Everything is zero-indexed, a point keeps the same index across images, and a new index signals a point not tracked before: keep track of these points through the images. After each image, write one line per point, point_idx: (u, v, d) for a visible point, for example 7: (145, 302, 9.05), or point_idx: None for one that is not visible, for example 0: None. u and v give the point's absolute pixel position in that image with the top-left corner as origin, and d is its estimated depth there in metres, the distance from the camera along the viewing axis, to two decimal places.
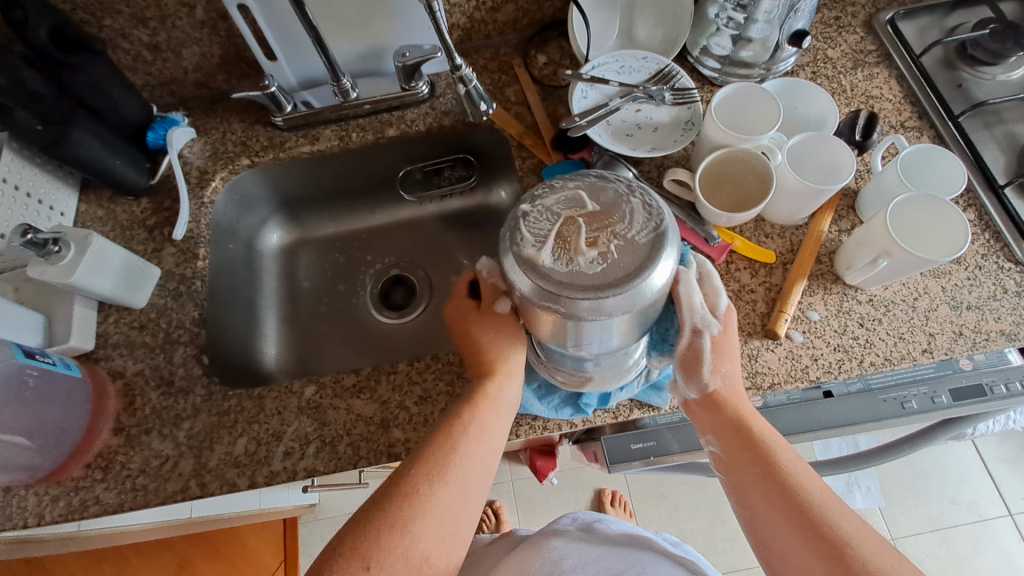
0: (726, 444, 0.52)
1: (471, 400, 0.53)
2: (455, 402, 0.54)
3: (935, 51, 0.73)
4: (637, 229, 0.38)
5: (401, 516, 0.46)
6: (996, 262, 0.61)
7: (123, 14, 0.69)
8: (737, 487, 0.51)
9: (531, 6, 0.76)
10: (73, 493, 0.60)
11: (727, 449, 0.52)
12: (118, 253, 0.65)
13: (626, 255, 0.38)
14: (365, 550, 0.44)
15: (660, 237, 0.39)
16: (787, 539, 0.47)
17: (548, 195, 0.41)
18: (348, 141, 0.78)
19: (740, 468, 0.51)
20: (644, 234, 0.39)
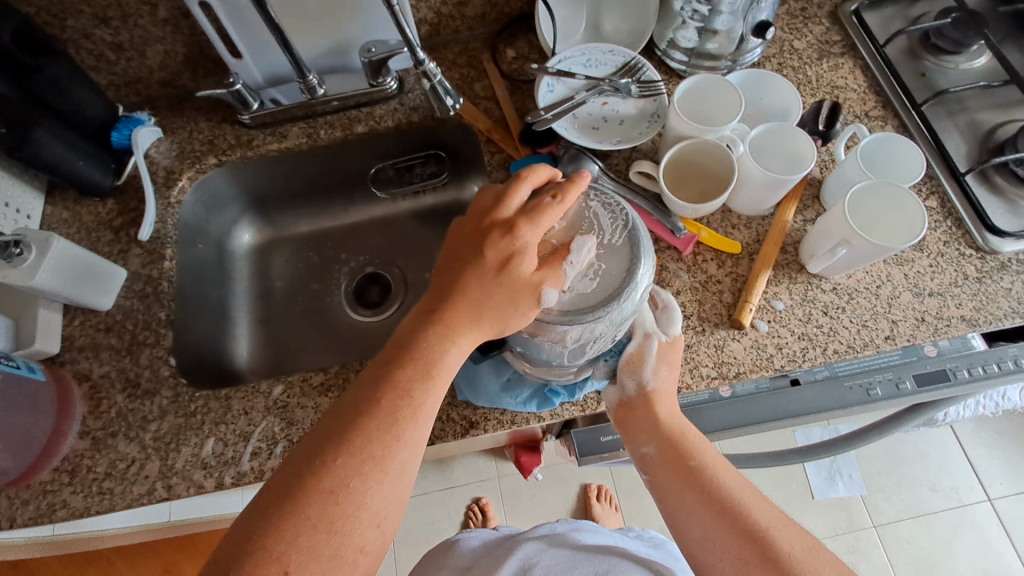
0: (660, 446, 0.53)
1: (418, 363, 0.45)
2: (393, 362, 0.45)
3: (899, 41, 0.73)
4: (612, 237, 0.51)
5: (327, 511, 0.40)
6: (957, 249, 0.62)
7: (83, 13, 0.68)
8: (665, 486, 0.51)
9: (499, 0, 0.75)
10: (40, 497, 0.59)
11: (660, 450, 0.52)
12: (81, 254, 0.64)
13: (613, 261, 0.50)
14: (283, 553, 0.39)
15: (633, 233, 0.51)
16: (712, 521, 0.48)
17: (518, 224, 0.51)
18: (317, 138, 0.77)
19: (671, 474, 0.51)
20: (618, 235, 0.51)
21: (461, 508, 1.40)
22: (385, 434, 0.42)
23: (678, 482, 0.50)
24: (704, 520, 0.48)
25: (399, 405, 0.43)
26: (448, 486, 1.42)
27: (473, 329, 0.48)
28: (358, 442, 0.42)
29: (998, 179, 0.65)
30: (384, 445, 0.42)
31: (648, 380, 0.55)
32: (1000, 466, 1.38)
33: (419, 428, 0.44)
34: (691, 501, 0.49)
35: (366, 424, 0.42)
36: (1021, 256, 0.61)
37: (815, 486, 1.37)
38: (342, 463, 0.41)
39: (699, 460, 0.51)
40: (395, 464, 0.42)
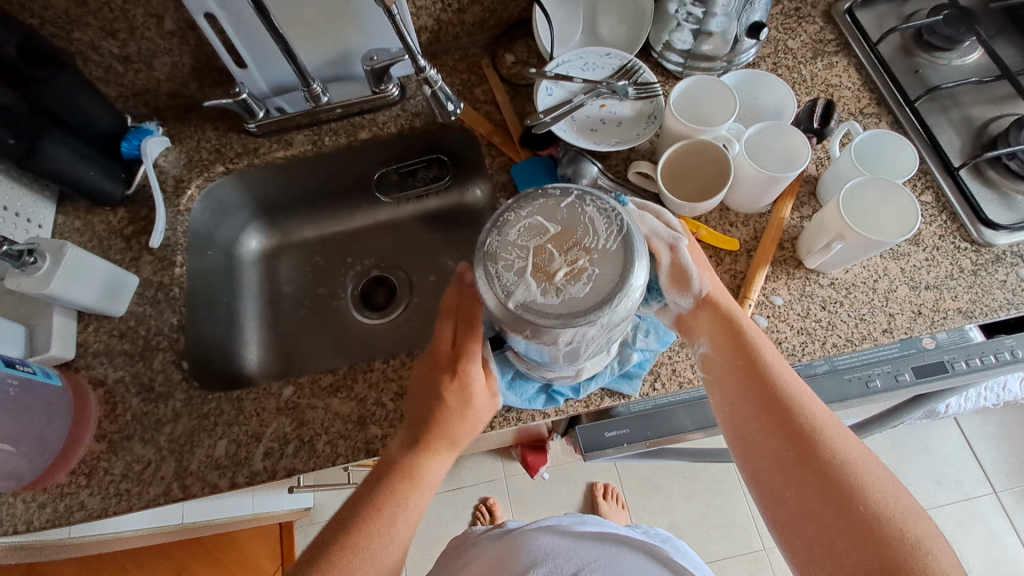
0: (718, 343, 0.55)
1: (414, 452, 0.55)
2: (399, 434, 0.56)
3: (893, 38, 0.74)
4: (601, 238, 0.46)
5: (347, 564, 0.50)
6: (953, 242, 0.63)
7: (91, 26, 0.70)
8: (722, 378, 0.55)
9: (497, 6, 0.77)
10: (58, 500, 0.61)
11: (717, 347, 0.55)
12: (95, 263, 0.65)
13: (606, 265, 0.44)
14: None
15: (628, 237, 0.45)
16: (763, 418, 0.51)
17: (509, 229, 0.46)
18: (321, 145, 0.79)
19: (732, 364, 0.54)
20: (612, 239, 0.45)
21: (469, 508, 1.42)
22: (381, 525, 0.52)
23: (739, 377, 0.53)
24: (760, 414, 0.51)
25: (394, 506, 0.53)
26: (456, 486, 1.43)
27: (449, 448, 0.56)
28: (361, 534, 0.51)
29: (992, 173, 0.66)
30: (380, 542, 0.51)
31: (700, 288, 0.55)
32: (1006, 459, 1.39)
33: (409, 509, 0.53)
34: (747, 397, 0.52)
35: (365, 528, 0.51)
36: (1015, 248, 0.62)
37: None
38: (349, 555, 0.50)
39: (762, 356, 0.53)
40: (390, 546, 0.51)
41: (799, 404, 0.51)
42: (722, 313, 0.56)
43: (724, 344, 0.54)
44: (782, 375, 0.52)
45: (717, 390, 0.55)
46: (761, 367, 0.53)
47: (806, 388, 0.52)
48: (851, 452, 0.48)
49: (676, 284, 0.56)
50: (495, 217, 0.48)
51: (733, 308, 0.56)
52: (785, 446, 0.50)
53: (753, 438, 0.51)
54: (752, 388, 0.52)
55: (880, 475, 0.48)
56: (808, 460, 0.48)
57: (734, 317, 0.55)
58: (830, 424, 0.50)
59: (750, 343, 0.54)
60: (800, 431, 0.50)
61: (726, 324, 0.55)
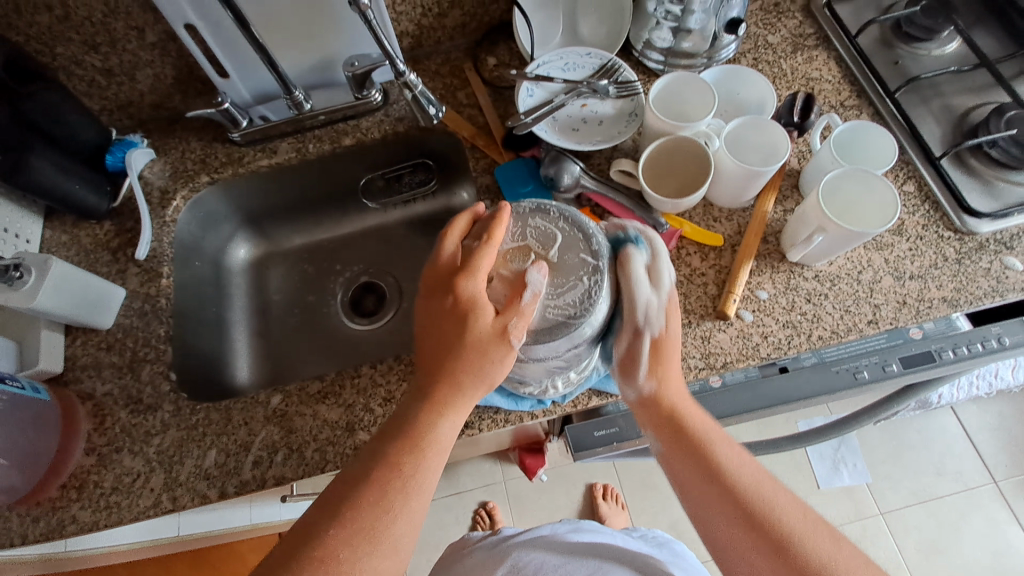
0: (670, 444, 0.53)
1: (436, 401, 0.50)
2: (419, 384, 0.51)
3: (871, 31, 0.75)
4: (558, 307, 0.49)
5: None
6: (936, 231, 0.63)
7: (73, 41, 0.70)
8: (682, 485, 0.52)
9: (477, 10, 0.77)
10: (49, 514, 0.61)
11: (670, 449, 0.53)
12: (81, 276, 0.65)
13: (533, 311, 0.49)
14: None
15: (569, 325, 0.49)
16: (728, 528, 0.48)
17: (536, 216, 0.53)
18: (305, 152, 0.79)
19: (687, 471, 0.51)
20: (556, 313, 0.49)
21: (468, 513, 1.41)
22: (378, 505, 0.46)
23: (697, 481, 0.50)
24: (726, 519, 0.48)
25: (391, 477, 0.47)
26: (454, 491, 1.43)
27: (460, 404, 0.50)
28: (352, 516, 0.45)
29: (974, 162, 0.66)
30: (378, 512, 0.46)
31: (644, 384, 0.54)
32: (1005, 448, 1.38)
33: (411, 498, 0.47)
34: (708, 498, 0.49)
35: (358, 499, 0.46)
36: (999, 236, 0.62)
37: (820, 476, 1.37)
38: (335, 533, 0.45)
39: (713, 453, 0.51)
40: (391, 534, 0.46)
41: (758, 497, 0.48)
42: (670, 408, 0.53)
43: (675, 444, 0.52)
44: (736, 467, 0.50)
45: (678, 491, 0.52)
46: (721, 470, 0.50)
47: (764, 482, 0.49)
48: (819, 544, 0.46)
49: (626, 377, 0.55)
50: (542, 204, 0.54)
51: (679, 402, 0.54)
52: (755, 551, 0.46)
53: (721, 540, 0.48)
54: (712, 484, 0.49)
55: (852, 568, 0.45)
56: (779, 560, 0.46)
57: (682, 413, 0.53)
58: (796, 521, 0.47)
59: (700, 441, 0.52)
60: (764, 524, 0.47)
61: (675, 421, 0.53)
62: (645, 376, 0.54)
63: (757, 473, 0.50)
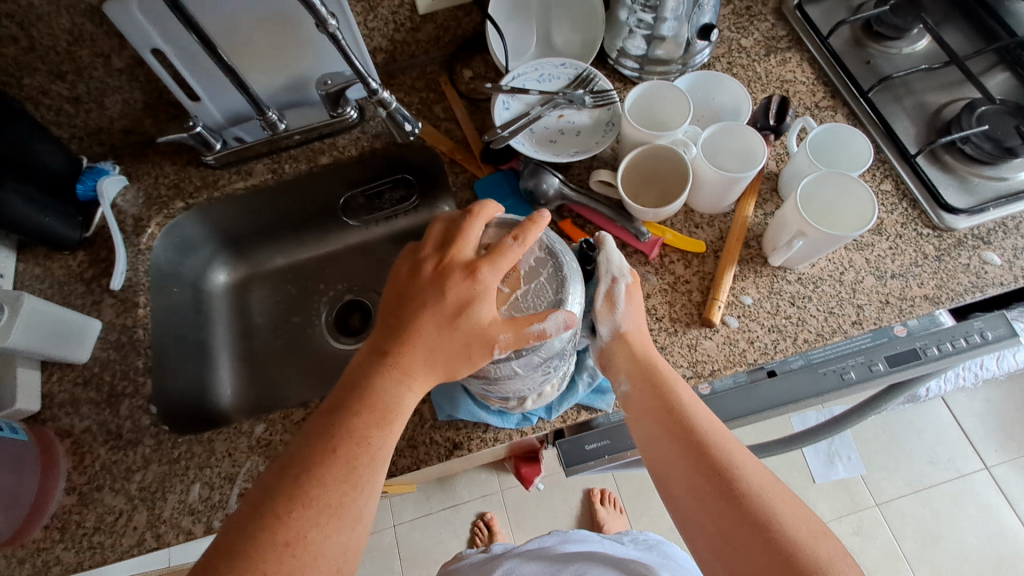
0: (634, 380, 0.53)
1: (397, 372, 0.47)
2: (373, 361, 0.47)
3: (843, 31, 0.75)
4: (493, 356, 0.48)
5: (285, 565, 0.40)
6: (915, 229, 0.63)
7: (37, 71, 0.69)
8: (637, 421, 0.52)
9: (450, 23, 0.76)
10: (33, 556, 0.59)
11: (634, 384, 0.53)
12: (53, 311, 0.63)
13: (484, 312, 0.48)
14: None
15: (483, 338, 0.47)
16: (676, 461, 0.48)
17: (549, 286, 0.49)
18: (282, 173, 0.78)
19: (647, 404, 0.51)
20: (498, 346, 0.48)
21: (467, 525, 1.40)
22: (343, 482, 0.43)
23: (652, 415, 0.51)
24: (673, 447, 0.48)
25: (356, 452, 0.44)
26: (452, 503, 1.41)
27: (424, 375, 0.47)
28: (312, 496, 0.42)
29: (949, 158, 0.66)
30: (342, 493, 0.43)
31: (619, 322, 0.55)
32: (994, 433, 1.40)
33: (376, 472, 0.45)
34: (661, 429, 0.50)
35: (320, 473, 0.43)
36: (976, 231, 0.63)
37: (816, 471, 1.37)
38: (297, 515, 0.42)
39: (672, 391, 0.51)
40: (354, 510, 0.43)
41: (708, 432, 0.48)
42: (635, 346, 0.54)
43: (638, 379, 0.52)
44: (694, 409, 0.50)
45: (635, 428, 0.52)
46: (678, 408, 0.50)
47: (714, 421, 0.50)
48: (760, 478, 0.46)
49: (600, 312, 0.55)
50: (566, 271, 0.50)
51: (647, 345, 0.55)
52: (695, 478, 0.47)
53: (669, 472, 0.48)
54: (663, 415, 0.50)
55: (771, 483, 0.46)
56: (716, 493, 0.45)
57: (648, 355, 0.54)
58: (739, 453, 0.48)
59: (660, 377, 0.52)
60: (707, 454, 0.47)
61: (641, 361, 0.53)
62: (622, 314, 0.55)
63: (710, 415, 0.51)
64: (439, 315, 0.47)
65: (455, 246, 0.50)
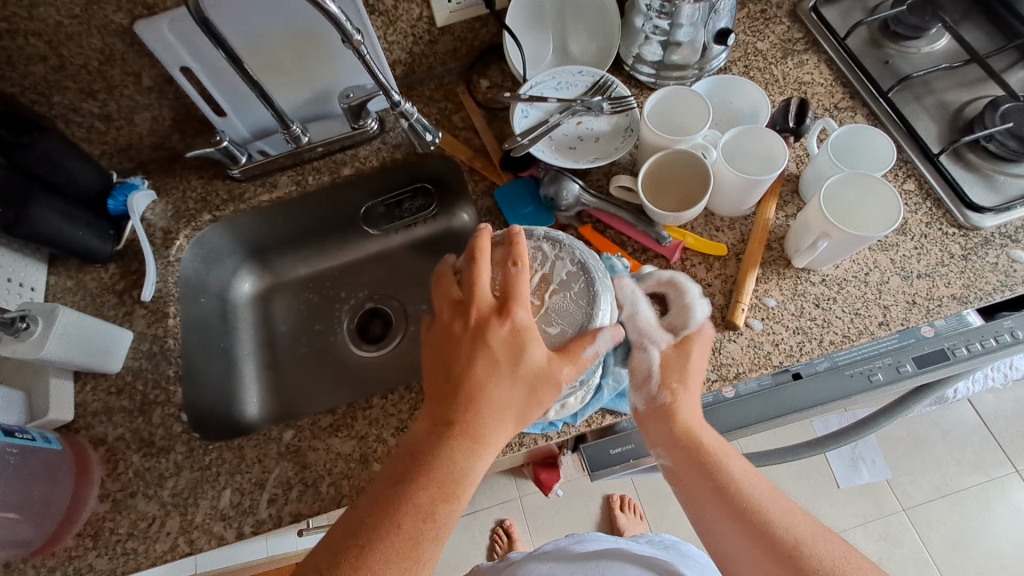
0: (677, 457, 0.54)
1: (457, 442, 0.47)
2: (432, 430, 0.48)
3: (860, 32, 0.75)
4: None
5: None
6: (940, 228, 0.63)
7: (70, 89, 0.71)
8: (680, 477, 0.54)
9: (467, 35, 0.78)
10: (66, 564, 0.60)
11: (678, 461, 0.54)
12: (87, 322, 0.65)
13: None
14: None
15: None
16: (715, 508, 0.50)
17: (581, 301, 0.53)
18: (306, 185, 0.80)
19: (687, 474, 0.53)
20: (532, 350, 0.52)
21: (486, 531, 1.39)
22: (408, 556, 0.44)
23: (698, 485, 0.52)
24: (733, 526, 0.49)
25: (421, 528, 0.45)
26: (471, 510, 1.41)
27: (491, 443, 0.48)
28: (376, 569, 0.43)
29: (972, 156, 0.66)
30: (404, 567, 0.44)
31: (655, 394, 0.56)
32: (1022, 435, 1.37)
33: (439, 546, 0.45)
34: (716, 511, 0.50)
35: (384, 547, 0.44)
36: (1003, 229, 0.62)
37: (840, 475, 1.35)
38: None
39: (714, 454, 0.53)
40: None
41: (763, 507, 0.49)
42: (680, 424, 0.55)
43: (682, 457, 0.53)
44: (737, 474, 0.51)
45: (682, 490, 0.54)
46: (714, 466, 0.52)
47: (769, 491, 0.50)
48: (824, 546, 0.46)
49: (636, 384, 0.58)
50: (598, 288, 0.53)
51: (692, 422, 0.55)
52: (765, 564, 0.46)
53: (732, 558, 0.49)
54: (707, 472, 0.52)
55: (801, 519, 0.48)
56: (750, 532, 0.48)
57: (689, 429, 0.54)
58: (797, 522, 0.48)
59: (702, 448, 0.53)
60: (768, 529, 0.47)
61: (683, 436, 0.54)
62: (660, 388, 0.56)
63: (741, 462, 0.53)
64: (493, 370, 0.48)
65: (476, 294, 0.51)
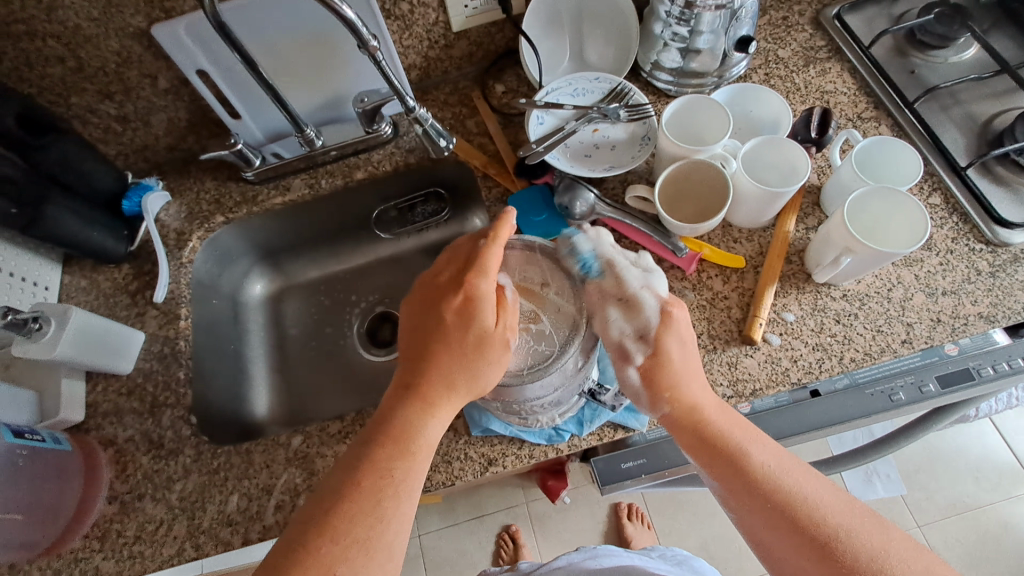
0: (705, 456, 0.48)
1: (421, 407, 0.47)
2: (395, 394, 0.48)
3: (885, 40, 0.73)
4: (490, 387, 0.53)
5: None
6: (967, 244, 0.61)
7: (87, 90, 0.71)
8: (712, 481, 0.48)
9: (483, 39, 0.77)
10: (72, 566, 0.61)
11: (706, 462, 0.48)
12: (100, 322, 0.65)
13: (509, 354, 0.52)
14: None
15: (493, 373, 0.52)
16: (758, 518, 0.45)
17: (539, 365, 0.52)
18: (319, 188, 0.80)
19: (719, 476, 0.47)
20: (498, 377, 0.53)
21: (492, 536, 1.38)
22: (370, 516, 0.43)
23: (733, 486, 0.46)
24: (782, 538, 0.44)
25: (382, 484, 0.44)
26: (477, 514, 1.40)
27: (450, 401, 0.48)
28: (340, 532, 0.42)
29: (1001, 170, 0.64)
30: (368, 526, 0.42)
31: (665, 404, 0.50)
32: None
33: (405, 505, 0.44)
34: (762, 522, 0.45)
35: (347, 509, 0.42)
36: None
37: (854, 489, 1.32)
38: (324, 552, 0.41)
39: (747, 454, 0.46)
40: (382, 545, 0.42)
41: (781, 480, 0.45)
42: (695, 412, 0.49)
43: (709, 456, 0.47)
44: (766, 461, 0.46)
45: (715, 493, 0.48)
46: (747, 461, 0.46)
47: (804, 475, 0.45)
48: (852, 523, 0.43)
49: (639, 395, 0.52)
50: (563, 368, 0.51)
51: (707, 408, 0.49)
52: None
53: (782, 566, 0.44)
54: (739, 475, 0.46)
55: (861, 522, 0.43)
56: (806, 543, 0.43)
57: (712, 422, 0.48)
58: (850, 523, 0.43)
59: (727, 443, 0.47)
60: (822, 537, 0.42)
61: (704, 428, 0.48)
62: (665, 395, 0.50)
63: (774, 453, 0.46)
64: (449, 342, 0.49)
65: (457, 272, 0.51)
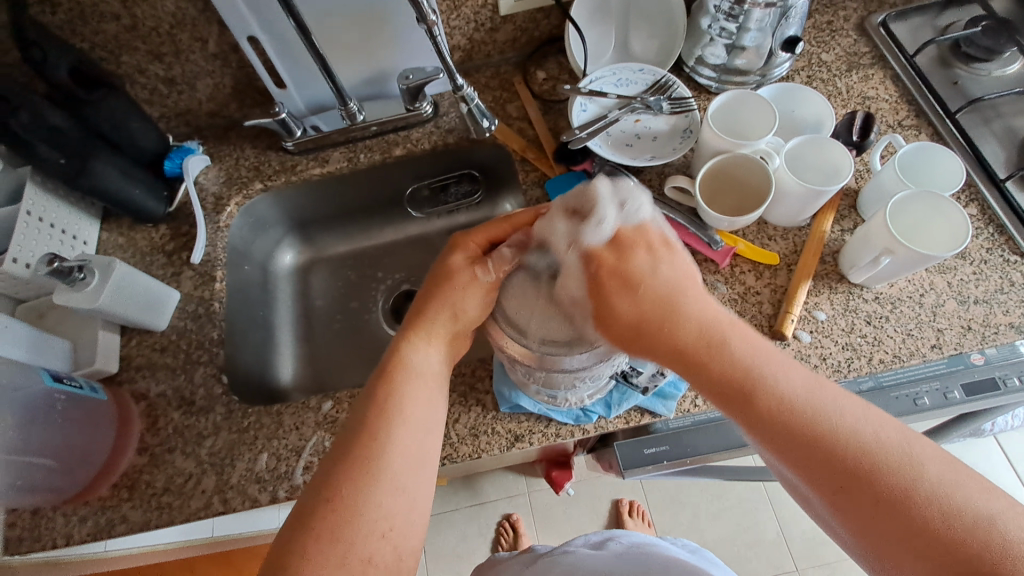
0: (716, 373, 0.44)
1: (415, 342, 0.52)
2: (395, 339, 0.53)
3: (929, 51, 0.74)
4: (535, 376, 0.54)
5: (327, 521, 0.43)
6: (1002, 255, 0.62)
7: (138, 50, 0.72)
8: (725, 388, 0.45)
9: (529, 25, 0.78)
10: (99, 513, 0.62)
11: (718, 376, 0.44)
12: (141, 278, 0.66)
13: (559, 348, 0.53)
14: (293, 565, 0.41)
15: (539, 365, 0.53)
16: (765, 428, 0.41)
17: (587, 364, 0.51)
18: (357, 162, 0.80)
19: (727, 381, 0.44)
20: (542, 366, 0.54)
21: (493, 523, 1.40)
22: (374, 438, 0.46)
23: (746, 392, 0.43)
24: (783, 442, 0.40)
25: (382, 412, 0.47)
26: (479, 500, 1.42)
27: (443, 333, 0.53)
28: (349, 452, 0.45)
29: None
30: (371, 447, 0.45)
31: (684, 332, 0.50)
32: None
33: (409, 429, 0.47)
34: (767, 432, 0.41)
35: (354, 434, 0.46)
36: None
37: None
38: (335, 475, 0.44)
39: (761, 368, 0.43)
40: (390, 468, 0.45)
41: (791, 392, 0.41)
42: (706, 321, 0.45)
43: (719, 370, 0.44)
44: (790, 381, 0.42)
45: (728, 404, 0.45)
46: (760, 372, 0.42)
47: (822, 391, 0.41)
48: (864, 434, 0.39)
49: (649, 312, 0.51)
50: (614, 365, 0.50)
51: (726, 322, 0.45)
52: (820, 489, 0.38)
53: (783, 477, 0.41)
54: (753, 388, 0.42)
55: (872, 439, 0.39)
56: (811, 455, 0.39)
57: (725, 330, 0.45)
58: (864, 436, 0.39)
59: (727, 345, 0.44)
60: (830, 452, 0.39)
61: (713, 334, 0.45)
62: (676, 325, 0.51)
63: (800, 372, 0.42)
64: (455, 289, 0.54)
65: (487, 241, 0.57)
